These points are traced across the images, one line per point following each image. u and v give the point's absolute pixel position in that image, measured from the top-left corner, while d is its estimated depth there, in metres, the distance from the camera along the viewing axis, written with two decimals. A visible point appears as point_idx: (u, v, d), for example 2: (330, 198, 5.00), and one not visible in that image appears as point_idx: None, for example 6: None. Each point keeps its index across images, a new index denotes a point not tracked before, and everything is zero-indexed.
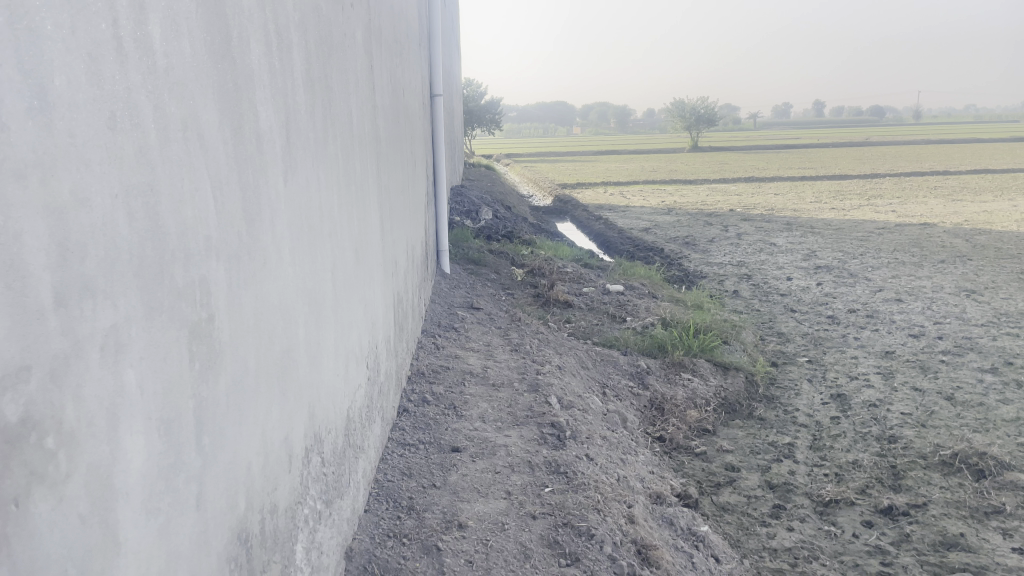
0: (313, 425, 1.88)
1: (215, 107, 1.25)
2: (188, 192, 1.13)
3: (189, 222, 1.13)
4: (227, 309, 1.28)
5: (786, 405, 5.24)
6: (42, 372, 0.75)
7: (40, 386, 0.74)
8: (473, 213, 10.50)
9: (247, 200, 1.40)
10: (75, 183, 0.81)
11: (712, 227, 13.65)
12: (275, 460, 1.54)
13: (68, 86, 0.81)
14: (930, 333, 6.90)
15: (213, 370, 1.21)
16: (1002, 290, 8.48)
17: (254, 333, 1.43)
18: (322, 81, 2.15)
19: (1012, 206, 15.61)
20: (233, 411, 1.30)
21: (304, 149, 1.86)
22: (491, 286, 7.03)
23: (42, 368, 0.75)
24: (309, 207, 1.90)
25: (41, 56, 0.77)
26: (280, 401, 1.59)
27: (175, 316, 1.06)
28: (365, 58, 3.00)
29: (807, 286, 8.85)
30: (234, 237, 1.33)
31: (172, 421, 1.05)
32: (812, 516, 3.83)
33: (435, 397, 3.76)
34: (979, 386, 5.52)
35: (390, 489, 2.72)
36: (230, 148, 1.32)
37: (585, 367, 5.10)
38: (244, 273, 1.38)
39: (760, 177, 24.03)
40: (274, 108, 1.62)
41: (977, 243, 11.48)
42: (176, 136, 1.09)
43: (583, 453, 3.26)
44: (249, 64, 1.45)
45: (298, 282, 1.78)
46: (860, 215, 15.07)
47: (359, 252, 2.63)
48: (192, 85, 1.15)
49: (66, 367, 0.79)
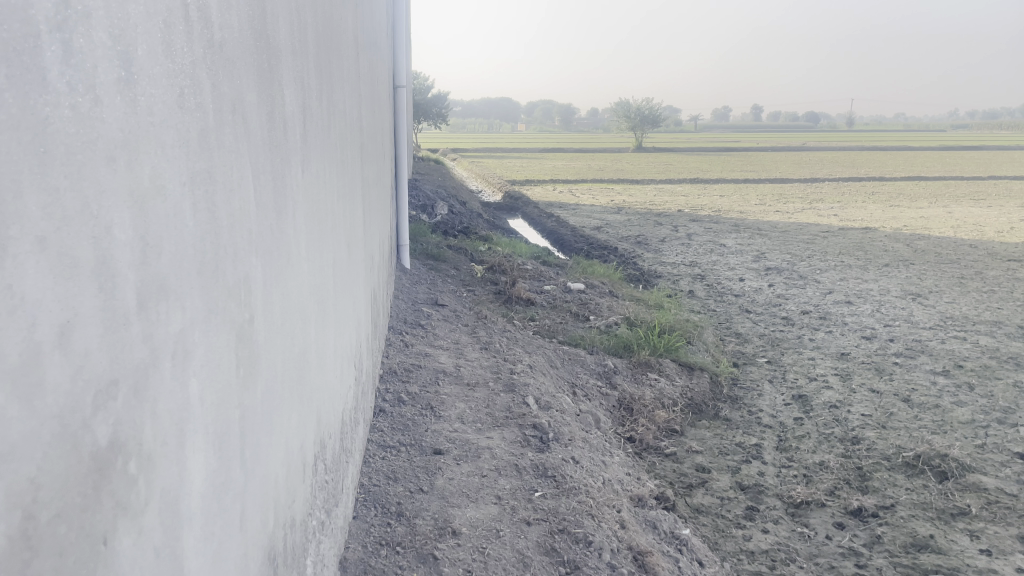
0: (319, 431, 1.77)
1: (255, 89, 1.15)
2: (236, 182, 1.03)
3: (237, 213, 1.03)
4: (262, 310, 1.18)
5: (750, 405, 5.28)
6: (127, 388, 0.64)
7: (125, 403, 0.64)
8: (429, 208, 10.38)
9: (277, 191, 1.30)
10: (153, 169, 0.71)
11: (662, 226, 13.78)
12: (294, 470, 1.44)
13: (150, 62, 0.71)
14: (882, 335, 7.05)
15: (253, 377, 1.11)
16: (945, 294, 8.73)
17: (281, 335, 1.33)
18: (325, 64, 2.04)
19: (948, 212, 16.14)
20: (266, 421, 1.20)
21: (314, 139, 1.75)
22: (453, 282, 6.94)
23: (127, 382, 0.64)
24: (318, 201, 1.79)
25: (127, 19, 0.66)
26: (297, 406, 1.48)
27: (227, 317, 0.96)
28: (352, 46, 2.89)
29: (760, 287, 8.98)
30: (267, 231, 1.22)
31: (223, 435, 0.94)
32: (786, 518, 3.85)
33: (411, 396, 3.66)
34: (933, 388, 5.64)
35: (377, 495, 2.62)
36: (265, 136, 1.22)
37: (554, 367, 5.05)
38: (274, 268, 1.28)
39: (705, 178, 24.39)
40: (295, 92, 1.51)
41: (917, 247, 11.82)
42: (228, 119, 0.99)
43: (568, 456, 3.20)
44: (278, 44, 1.35)
45: (309, 278, 1.66)
46: (804, 218, 15.39)
47: (348, 247, 2.51)
48: (239, 63, 1.05)
49: (148, 378, 0.69)
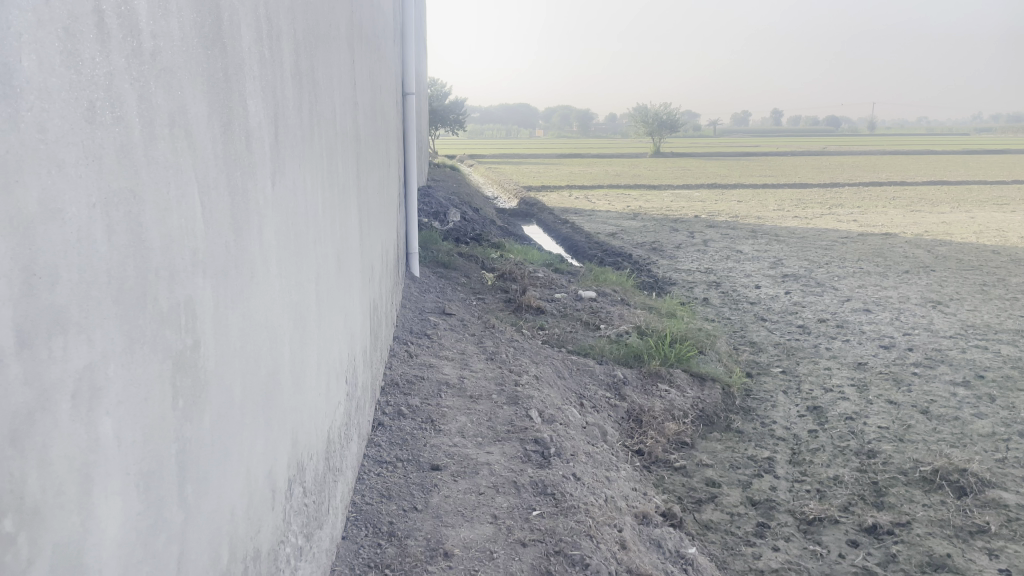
0: (295, 453, 1.70)
1: (204, 100, 1.08)
2: (175, 200, 0.96)
3: (175, 233, 0.95)
4: (213, 334, 1.11)
5: (763, 417, 5.16)
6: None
7: None
8: (441, 215, 10.32)
9: (235, 206, 1.23)
10: (44, 192, 0.66)
11: (678, 233, 13.64)
12: (259, 498, 1.37)
13: (42, 76, 0.65)
14: (901, 344, 6.89)
15: (199, 406, 1.04)
16: (967, 302, 8.54)
17: (241, 358, 1.25)
18: (308, 73, 1.97)
19: (970, 218, 15.85)
20: (219, 451, 1.13)
21: (291, 150, 1.68)
22: (462, 290, 6.88)
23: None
24: (295, 213, 1.71)
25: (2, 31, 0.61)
26: (264, 431, 1.41)
27: (158, 345, 0.89)
28: (347, 53, 2.82)
29: (776, 295, 8.83)
30: (221, 249, 1.15)
31: (152, 473, 0.87)
32: (797, 535, 3.74)
33: (411, 409, 3.59)
34: (953, 399, 5.50)
35: (369, 513, 2.55)
36: (218, 149, 1.14)
37: (562, 377, 4.97)
38: (231, 288, 1.21)
39: (722, 183, 24.15)
40: (263, 103, 1.44)
41: (938, 253, 11.61)
42: (162, 131, 0.92)
43: (570, 473, 3.11)
44: (239, 52, 1.28)
45: (283, 296, 1.59)
46: (822, 224, 15.19)
47: (339, 259, 2.44)
48: (180, 73, 0.98)
49: (34, 422, 0.64)
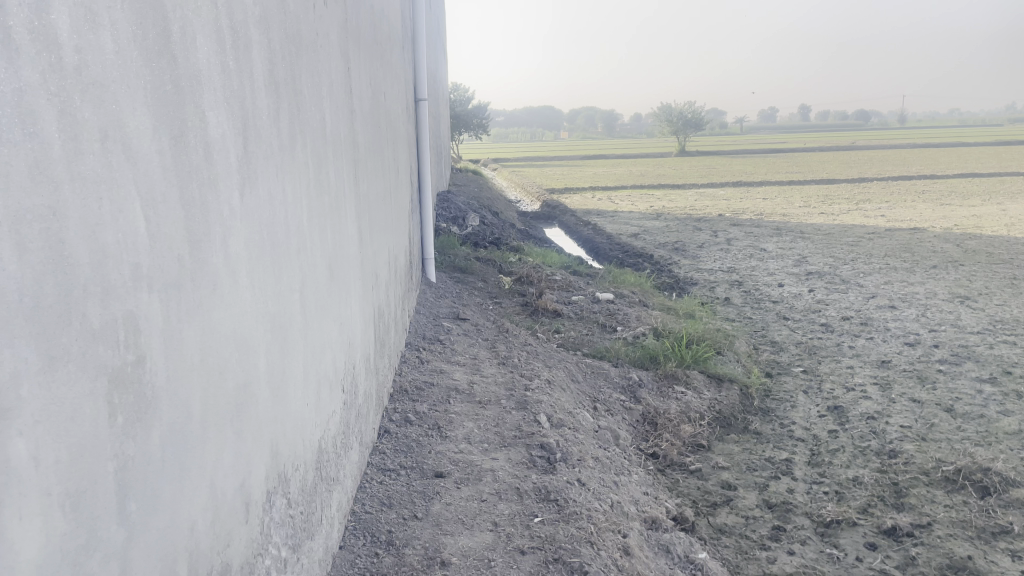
0: (276, 464, 1.69)
1: (148, 113, 1.07)
2: (110, 215, 0.94)
3: (109, 248, 0.94)
4: (163, 349, 1.10)
5: (782, 418, 5.07)
6: None
7: None
8: (460, 220, 10.32)
9: (191, 218, 1.22)
10: None
11: (702, 232, 13.51)
12: (227, 511, 1.35)
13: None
14: (926, 341, 6.75)
15: (145, 422, 1.03)
16: (996, 297, 8.35)
17: (201, 371, 1.24)
18: (289, 83, 1.97)
19: (1002, 210, 15.52)
20: (173, 466, 1.12)
21: (265, 159, 1.67)
22: (479, 295, 6.86)
23: None
24: (272, 224, 1.71)
25: None
26: (234, 444, 1.40)
27: (88, 364, 0.88)
28: (340, 60, 2.81)
29: (799, 293, 8.71)
30: (173, 262, 1.14)
31: (84, 492, 0.86)
32: (814, 538, 3.67)
33: (418, 415, 3.58)
34: (978, 397, 5.37)
35: (367, 522, 2.54)
36: (169, 162, 1.14)
37: (575, 381, 4.94)
38: (187, 302, 1.19)
39: (748, 181, 23.89)
40: (228, 114, 1.43)
41: (968, 248, 11.37)
42: (92, 146, 0.91)
43: (575, 478, 3.08)
44: (195, 62, 1.26)
45: (258, 307, 1.58)
46: (849, 219, 14.96)
47: (332, 268, 2.43)
48: (115, 85, 0.97)
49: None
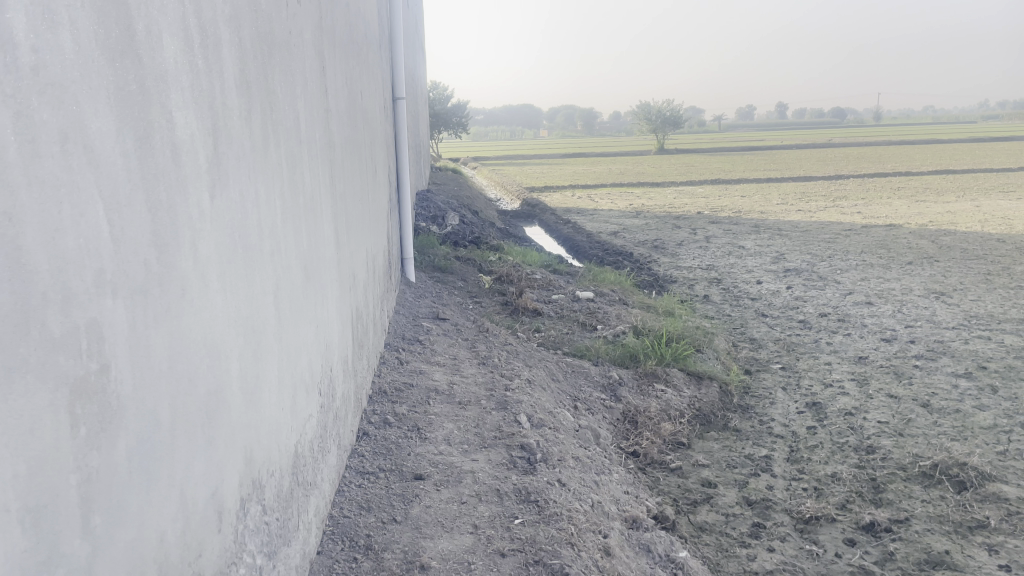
0: (250, 471, 1.66)
1: (111, 114, 1.04)
2: (70, 220, 0.92)
3: (70, 255, 0.91)
4: (129, 356, 1.07)
5: (761, 415, 5.09)
6: None
7: None
8: (439, 219, 10.27)
9: (158, 221, 1.19)
10: None
11: (681, 230, 13.55)
12: (199, 521, 1.33)
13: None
14: (902, 337, 6.81)
15: (110, 433, 1.00)
16: (970, 292, 8.44)
17: (169, 378, 1.21)
18: (262, 81, 1.94)
19: (976, 207, 15.71)
20: (140, 475, 1.09)
21: (237, 160, 1.65)
22: (459, 294, 6.84)
23: None
24: (244, 226, 1.68)
25: None
26: (204, 453, 1.37)
27: (48, 375, 0.86)
28: (315, 59, 2.78)
29: (777, 290, 8.75)
30: (139, 267, 1.11)
31: (44, 506, 0.84)
32: (793, 535, 3.68)
33: (398, 417, 3.55)
34: (954, 392, 5.43)
35: (346, 526, 2.51)
36: (134, 165, 1.11)
37: (556, 381, 4.93)
38: (154, 308, 1.16)
39: (726, 179, 23.99)
40: (196, 113, 1.40)
41: (943, 244, 11.48)
42: (51, 148, 0.88)
43: (556, 478, 3.07)
44: (162, 63, 1.24)
45: (230, 311, 1.55)
46: (827, 217, 15.08)
47: (308, 269, 2.40)
48: (75, 87, 0.95)
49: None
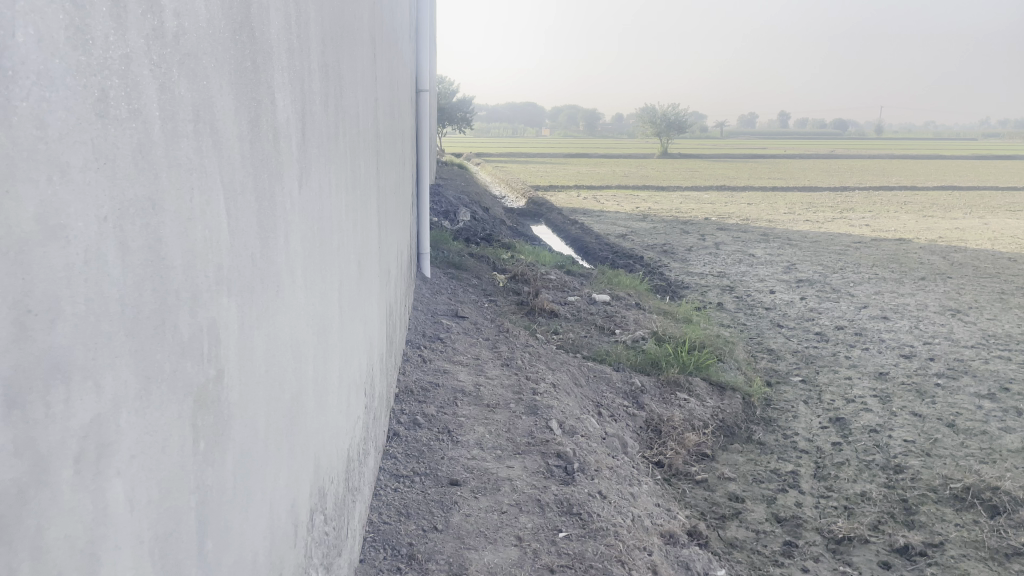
0: (318, 479, 1.56)
1: (231, 93, 0.94)
2: (199, 209, 0.81)
3: (197, 248, 0.81)
4: (238, 359, 0.97)
5: (785, 428, 5.00)
6: None
7: None
8: (451, 216, 10.16)
9: (263, 210, 1.09)
10: (46, 199, 0.52)
11: (689, 235, 13.46)
12: (281, 537, 1.23)
13: (26, 51, 0.50)
14: (922, 354, 6.73)
15: (221, 446, 0.90)
16: (986, 311, 8.36)
17: (266, 383, 1.11)
18: (334, 66, 1.84)
19: (984, 224, 15.66)
20: (242, 491, 0.99)
21: (317, 148, 1.55)
22: (474, 292, 6.74)
23: None
24: (320, 220, 1.58)
25: (11, 15, 0.49)
26: (287, 461, 1.27)
27: (178, 384, 0.75)
28: (369, 45, 2.68)
29: (791, 300, 8.67)
30: (247, 262, 1.01)
31: (169, 536, 0.73)
32: (827, 555, 3.59)
33: (427, 418, 3.45)
34: (979, 412, 5.34)
35: (387, 534, 2.41)
36: (246, 150, 1.01)
37: (578, 385, 4.84)
38: (257, 305, 1.06)
39: (731, 185, 23.93)
40: (291, 97, 1.29)
41: (954, 260, 11.41)
42: (186, 127, 0.78)
43: (595, 490, 2.99)
44: (268, 38, 1.13)
45: (309, 308, 1.45)
46: (835, 227, 14.99)
47: (360, 264, 2.30)
48: (206, 58, 0.84)
49: (16, 513, 0.50)
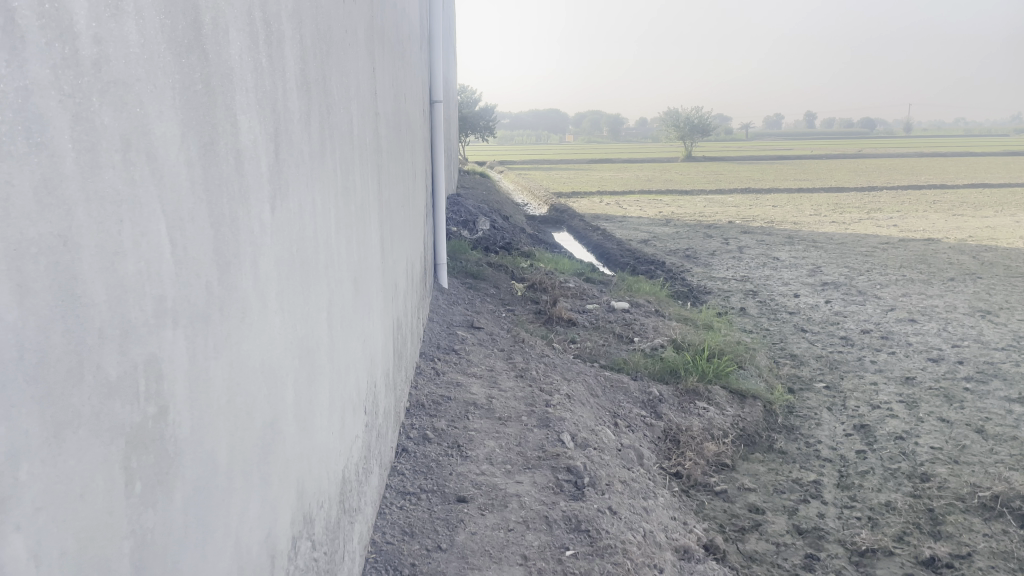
0: (302, 505, 1.53)
1: (175, 117, 0.91)
2: (131, 241, 0.78)
3: (129, 282, 0.78)
4: (189, 392, 0.94)
5: (808, 436, 4.89)
6: None
7: None
8: (470, 225, 10.12)
9: (220, 238, 1.06)
10: None
11: (712, 239, 13.31)
12: (253, 570, 1.19)
13: None
14: (950, 357, 6.57)
15: (167, 485, 0.86)
16: (1018, 311, 8.15)
17: (228, 413, 1.08)
18: (319, 81, 1.81)
19: (1016, 222, 15.31)
20: (196, 527, 0.96)
21: (296, 167, 1.51)
22: (491, 302, 6.70)
23: None
24: (301, 237, 1.54)
25: None
26: (259, 492, 1.23)
27: (103, 425, 0.72)
28: (366, 59, 2.66)
29: (816, 303, 8.53)
30: (200, 291, 0.98)
31: None
32: (849, 568, 3.49)
33: (437, 433, 3.41)
34: (1009, 417, 5.19)
35: (389, 554, 2.37)
36: (198, 176, 0.98)
37: (595, 396, 4.77)
38: (215, 336, 1.03)
39: (755, 188, 23.67)
40: (259, 118, 1.26)
41: (985, 260, 11.15)
42: (112, 157, 0.75)
43: (605, 505, 2.93)
44: (227, 59, 1.10)
45: (286, 332, 1.42)
46: (862, 228, 14.75)
47: (357, 281, 2.26)
48: (140, 83, 0.81)
49: None
